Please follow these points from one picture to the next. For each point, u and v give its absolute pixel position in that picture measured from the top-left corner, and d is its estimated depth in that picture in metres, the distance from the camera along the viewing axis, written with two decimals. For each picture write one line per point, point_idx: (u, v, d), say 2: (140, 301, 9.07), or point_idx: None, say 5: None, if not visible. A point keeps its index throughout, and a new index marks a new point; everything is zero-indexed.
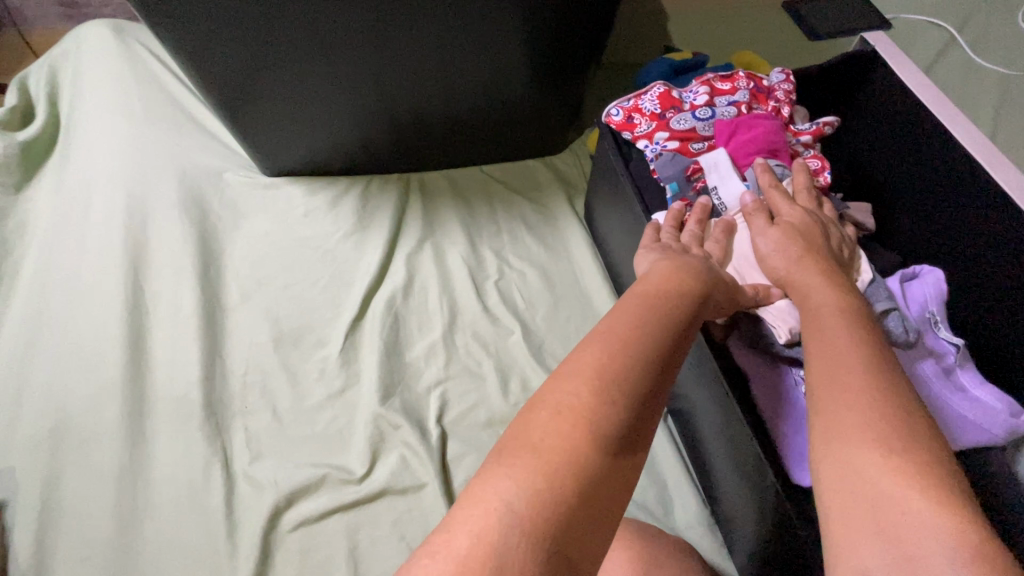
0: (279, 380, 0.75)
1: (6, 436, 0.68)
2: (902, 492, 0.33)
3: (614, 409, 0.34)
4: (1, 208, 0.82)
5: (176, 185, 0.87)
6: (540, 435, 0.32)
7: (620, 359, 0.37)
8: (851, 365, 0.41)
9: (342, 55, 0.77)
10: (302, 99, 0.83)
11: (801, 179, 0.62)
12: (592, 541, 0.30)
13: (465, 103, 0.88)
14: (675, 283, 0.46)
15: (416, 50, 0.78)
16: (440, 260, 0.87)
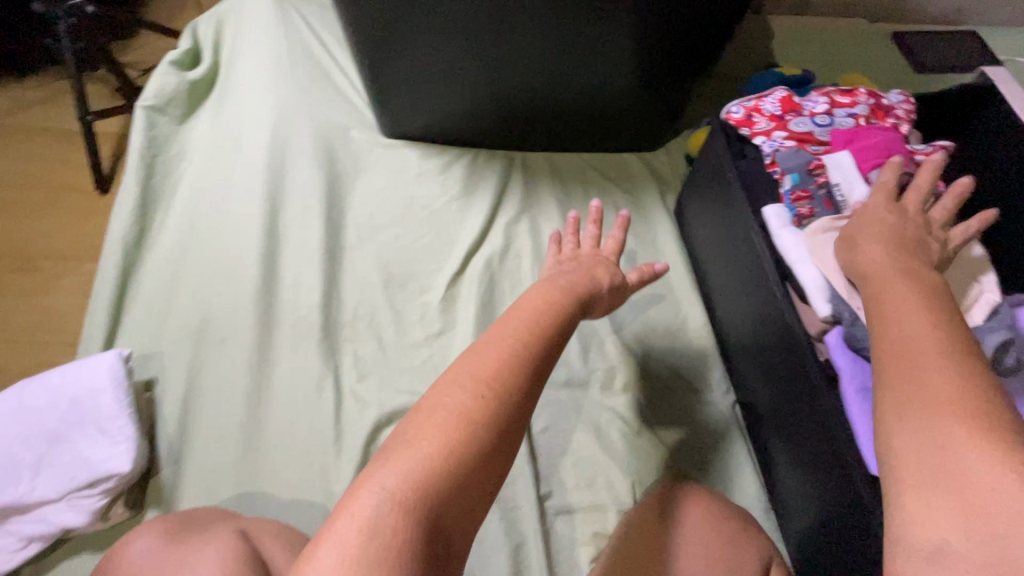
0: (384, 317, 0.83)
1: (160, 326, 0.79)
2: (981, 466, 0.35)
3: (488, 408, 0.41)
4: (167, 134, 0.94)
5: (312, 135, 0.97)
6: (431, 436, 0.39)
7: (511, 364, 0.44)
8: (924, 348, 0.42)
9: (471, 36, 0.85)
10: (429, 69, 0.91)
11: (887, 184, 0.61)
12: (459, 516, 0.38)
13: (570, 94, 0.95)
14: (562, 294, 0.53)
15: (536, 38, 0.85)
16: (535, 232, 0.94)
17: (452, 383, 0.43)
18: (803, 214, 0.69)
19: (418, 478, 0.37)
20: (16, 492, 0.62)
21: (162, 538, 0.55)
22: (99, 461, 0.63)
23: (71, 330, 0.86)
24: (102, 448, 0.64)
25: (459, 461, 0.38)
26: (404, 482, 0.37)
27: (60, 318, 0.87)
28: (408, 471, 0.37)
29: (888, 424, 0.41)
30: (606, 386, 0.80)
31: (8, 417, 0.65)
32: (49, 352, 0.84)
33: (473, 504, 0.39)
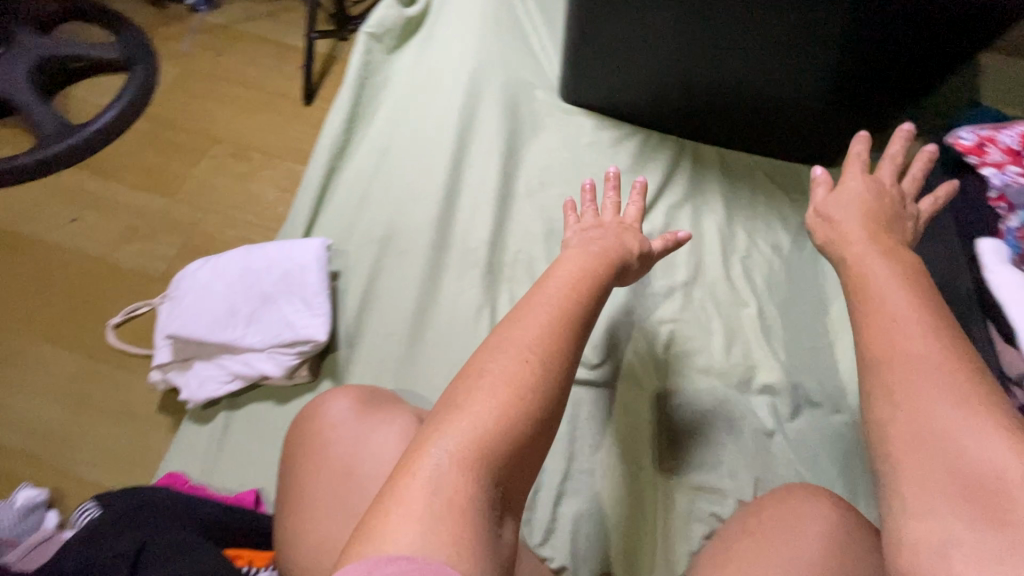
0: (542, 267, 0.88)
1: (349, 227, 0.88)
2: (976, 443, 0.37)
3: (535, 375, 0.43)
4: (378, 62, 1.03)
5: (502, 86, 1.02)
6: (490, 405, 0.41)
7: (549, 334, 0.46)
8: (909, 327, 0.44)
9: (676, 26, 0.85)
10: (632, 44, 0.90)
11: (858, 162, 0.65)
12: (514, 471, 0.40)
13: (757, 95, 0.93)
14: (590, 271, 0.55)
15: (742, 37, 0.84)
16: (696, 221, 0.95)
17: (500, 355, 0.44)
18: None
19: (482, 443, 0.39)
20: (234, 336, 0.73)
21: (357, 406, 0.61)
22: (299, 327, 0.73)
23: (271, 216, 0.98)
24: (303, 316, 0.74)
25: (515, 426, 0.40)
26: (470, 445, 0.39)
27: (265, 204, 1.00)
28: (471, 437, 0.39)
29: (881, 414, 0.42)
30: (743, 382, 0.81)
31: (235, 274, 0.77)
32: (254, 230, 0.97)
33: (525, 468, 0.41)
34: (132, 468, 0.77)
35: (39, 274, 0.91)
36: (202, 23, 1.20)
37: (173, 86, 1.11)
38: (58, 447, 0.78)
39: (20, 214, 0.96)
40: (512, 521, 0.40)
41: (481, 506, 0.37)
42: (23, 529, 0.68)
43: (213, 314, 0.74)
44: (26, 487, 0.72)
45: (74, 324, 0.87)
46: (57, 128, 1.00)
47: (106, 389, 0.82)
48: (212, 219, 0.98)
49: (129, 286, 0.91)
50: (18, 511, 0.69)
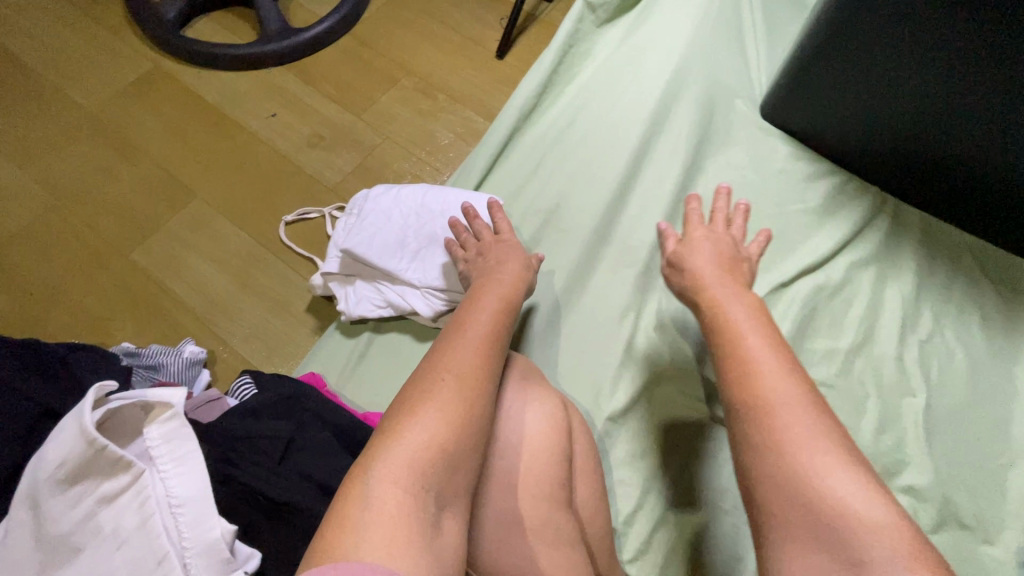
0: None
1: (517, 194, 0.89)
2: (829, 491, 0.46)
3: (457, 406, 0.50)
4: (585, 35, 1.01)
5: (706, 86, 0.95)
6: (420, 431, 0.47)
7: (472, 370, 0.53)
8: (773, 402, 0.50)
9: (929, 73, 0.77)
10: (861, 72, 0.83)
11: (699, 219, 0.75)
12: (445, 485, 0.47)
13: (996, 171, 0.81)
14: (502, 307, 0.62)
15: (1004, 100, 0.74)
16: (878, 286, 0.85)
17: (431, 387, 0.51)
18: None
19: (415, 463, 0.46)
20: (398, 266, 0.76)
21: (508, 375, 0.61)
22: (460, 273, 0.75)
23: (441, 158, 1.01)
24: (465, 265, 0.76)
25: (441, 445, 0.47)
26: (406, 466, 0.45)
27: (438, 145, 1.02)
28: (403, 459, 0.45)
29: (751, 461, 0.50)
30: (884, 475, 0.74)
31: (412, 209, 0.80)
32: (424, 167, 1.00)
33: (454, 476, 0.48)
34: (276, 354, 0.83)
35: (234, 155, 0.99)
36: None
37: (381, 10, 1.15)
38: (219, 312, 0.86)
39: (230, 96, 1.04)
40: (450, 521, 0.47)
41: (415, 514, 0.44)
42: (184, 378, 0.76)
43: (385, 240, 0.77)
44: (190, 342, 0.80)
45: (254, 209, 0.94)
46: (279, 25, 1.07)
47: (269, 275, 0.89)
48: (387, 146, 1.01)
49: (305, 188, 0.96)
50: (184, 361, 0.76)
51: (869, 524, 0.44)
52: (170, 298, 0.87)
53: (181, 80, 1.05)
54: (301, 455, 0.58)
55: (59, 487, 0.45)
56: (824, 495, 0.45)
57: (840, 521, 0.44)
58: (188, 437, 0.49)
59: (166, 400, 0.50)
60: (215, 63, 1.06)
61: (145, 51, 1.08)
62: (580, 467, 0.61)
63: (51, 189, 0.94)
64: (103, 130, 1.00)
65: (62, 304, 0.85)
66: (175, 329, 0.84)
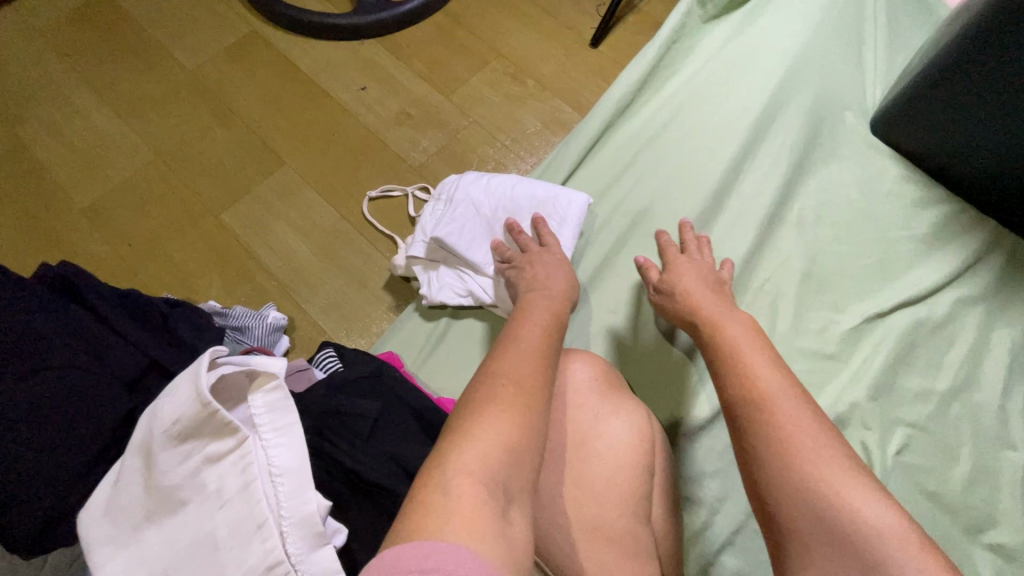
0: (787, 308, 0.81)
1: (605, 192, 0.88)
2: (833, 491, 0.46)
3: (521, 399, 0.47)
4: (689, 31, 0.97)
5: (815, 95, 0.90)
6: (492, 427, 0.44)
7: (531, 369, 0.50)
8: (772, 409, 0.51)
9: None
10: (1002, 92, 0.75)
11: (673, 247, 0.77)
12: (515, 478, 0.42)
13: None
14: (554, 316, 0.60)
15: None
16: (986, 328, 0.79)
17: (494, 385, 0.48)
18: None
19: (483, 454, 0.42)
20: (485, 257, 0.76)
21: (598, 379, 0.60)
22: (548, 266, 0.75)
23: (526, 147, 0.99)
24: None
25: (513, 440, 0.43)
26: (482, 459, 0.41)
27: (525, 133, 1.00)
28: (471, 451, 0.42)
29: (754, 471, 0.50)
30: (971, 529, 0.70)
31: (501, 199, 0.79)
32: (508, 154, 0.98)
33: (524, 470, 0.43)
34: (352, 328, 0.85)
35: (322, 126, 1.00)
36: None
37: None
38: (300, 281, 0.88)
39: (322, 65, 1.05)
40: (522, 518, 0.41)
41: (487, 503, 0.39)
42: (266, 343, 0.78)
43: (473, 231, 0.78)
44: (273, 307, 0.83)
45: (340, 181, 0.95)
46: None
47: (350, 249, 0.90)
48: (473, 129, 1.00)
49: (389, 165, 0.97)
50: (268, 326, 0.79)
51: (875, 523, 0.43)
52: (254, 261, 0.89)
53: (277, 45, 1.07)
54: (387, 436, 0.58)
55: (171, 442, 0.47)
56: (835, 498, 0.45)
57: (847, 523, 0.44)
58: (290, 409, 0.51)
59: (271, 370, 0.52)
60: (310, 31, 1.06)
61: (245, 14, 1.10)
62: (658, 483, 0.59)
63: (152, 143, 0.98)
64: (202, 89, 1.02)
65: (157, 257, 0.89)
66: (258, 293, 0.87)
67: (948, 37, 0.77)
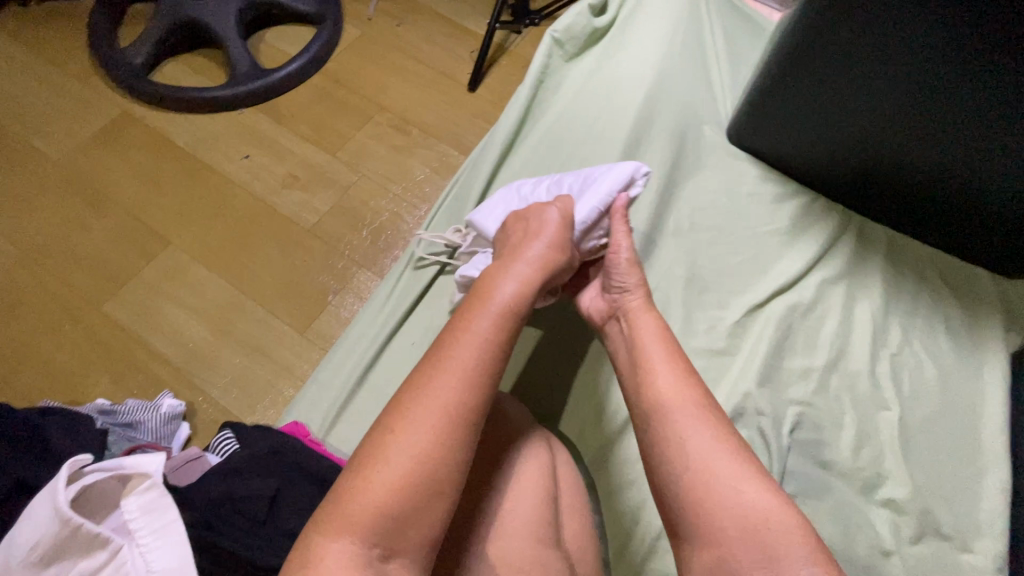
0: (676, 313, 0.86)
1: None
2: (751, 505, 0.49)
3: (410, 451, 0.47)
4: (555, 69, 1.04)
5: (674, 115, 0.98)
6: (376, 487, 0.46)
7: (435, 409, 0.49)
8: (694, 427, 0.54)
9: (877, 105, 0.83)
10: (823, 89, 0.85)
11: (619, 257, 0.70)
12: (398, 536, 0.46)
13: (947, 190, 0.87)
14: (495, 329, 0.56)
15: (946, 131, 0.80)
16: (849, 302, 0.88)
17: (395, 439, 0.48)
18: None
19: (361, 519, 0.45)
20: None
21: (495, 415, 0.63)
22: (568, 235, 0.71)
23: (417, 194, 1.01)
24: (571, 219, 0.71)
25: (396, 501, 0.46)
26: (357, 523, 0.45)
27: (414, 180, 1.02)
28: (352, 514, 0.45)
29: (679, 485, 0.53)
30: (864, 490, 0.76)
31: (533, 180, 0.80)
32: (401, 203, 1.00)
33: (406, 532, 0.46)
34: (257, 404, 0.82)
35: (208, 200, 0.98)
36: None
37: (352, 47, 1.17)
38: (197, 363, 0.85)
39: (202, 140, 1.04)
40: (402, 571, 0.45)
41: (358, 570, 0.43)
42: (162, 434, 0.75)
43: (496, 207, 0.77)
44: (169, 395, 0.79)
45: (232, 253, 0.94)
46: (250, 67, 1.07)
47: (248, 322, 0.88)
48: (362, 184, 1.02)
49: (282, 230, 0.96)
50: (163, 415, 0.75)
51: (781, 532, 0.48)
52: (146, 350, 0.85)
53: (152, 124, 1.05)
54: (288, 512, 0.58)
55: (31, 569, 0.43)
56: (748, 508, 0.49)
57: (762, 534, 0.48)
58: (167, 507, 0.48)
59: (143, 470, 0.49)
60: (184, 106, 1.05)
61: (113, 96, 1.07)
62: (565, 501, 0.61)
63: (20, 243, 0.92)
64: (73, 179, 0.98)
65: (34, 362, 0.83)
66: (152, 383, 0.83)
67: (770, 54, 0.87)
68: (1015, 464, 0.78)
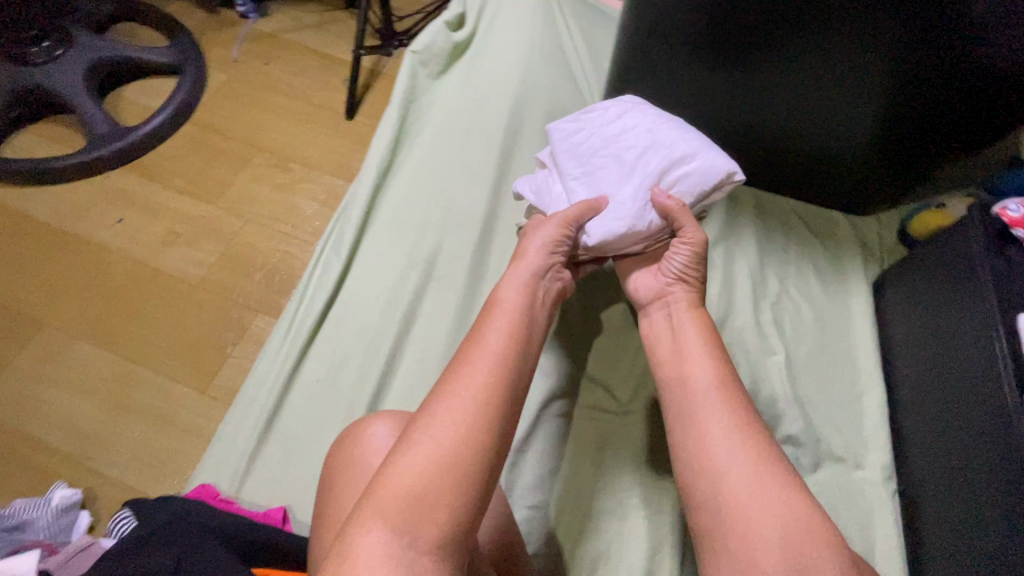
0: (574, 301, 0.88)
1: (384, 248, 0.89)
2: (795, 503, 0.51)
3: (441, 441, 0.49)
4: (424, 87, 1.06)
5: (545, 113, 1.02)
6: (407, 473, 0.47)
7: (468, 401, 0.51)
8: (742, 430, 0.56)
9: (720, 80, 0.89)
10: (669, 72, 0.90)
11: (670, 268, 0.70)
12: (426, 521, 0.46)
13: (796, 145, 0.95)
14: (513, 329, 0.58)
15: (783, 94, 0.89)
16: (728, 262, 0.94)
17: (420, 428, 0.50)
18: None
19: (393, 507, 0.45)
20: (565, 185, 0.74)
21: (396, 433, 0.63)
22: (596, 232, 0.68)
23: (308, 229, 1.00)
24: (624, 212, 0.68)
25: (424, 485, 0.46)
26: (390, 510, 0.45)
27: (303, 216, 1.01)
28: (386, 502, 0.46)
29: (723, 481, 0.53)
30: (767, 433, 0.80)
31: (637, 128, 0.73)
32: (292, 242, 0.99)
33: (433, 518, 0.46)
34: (164, 473, 0.78)
35: (82, 272, 0.93)
36: (252, 32, 1.24)
37: (219, 91, 1.15)
38: (92, 444, 0.80)
39: (67, 210, 0.98)
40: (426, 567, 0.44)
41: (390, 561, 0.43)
42: (57, 529, 0.69)
43: (584, 142, 0.74)
44: (62, 485, 0.74)
45: (117, 323, 0.89)
46: (107, 127, 1.02)
47: (142, 391, 0.84)
48: (250, 228, 0.99)
49: (168, 290, 0.92)
50: (55, 509, 0.70)
51: (818, 528, 0.49)
52: (31, 443, 0.79)
53: (8, 203, 0.98)
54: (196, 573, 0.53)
55: None
56: (791, 504, 0.50)
57: (803, 529, 0.49)
58: None
59: None
60: (40, 178, 0.99)
61: None
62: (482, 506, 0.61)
63: None
64: None
65: None
66: (44, 475, 0.78)
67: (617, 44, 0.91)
68: (886, 382, 0.86)
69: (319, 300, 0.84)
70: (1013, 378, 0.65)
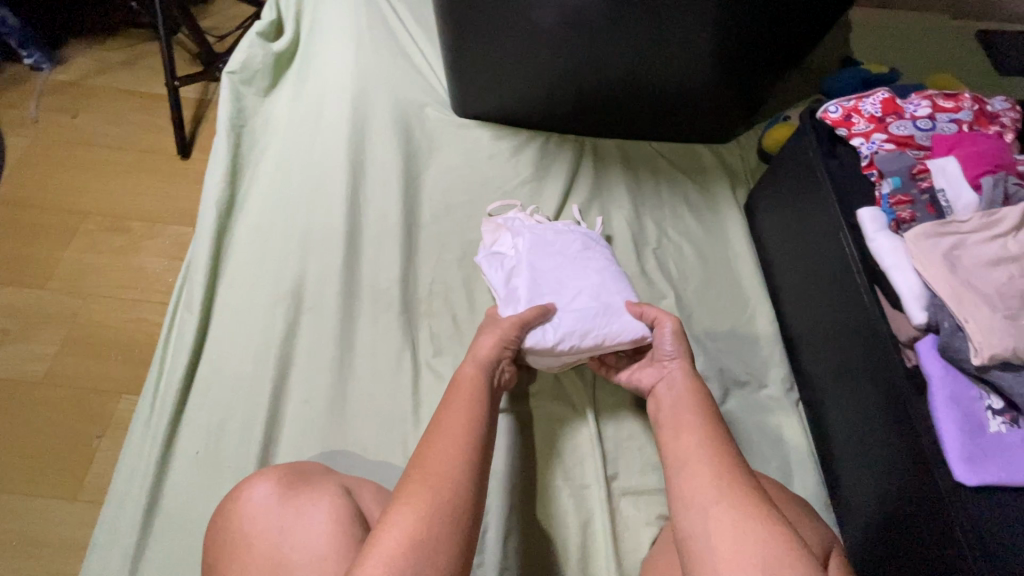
0: (460, 295, 0.83)
1: (244, 291, 0.81)
2: None
3: (435, 489, 0.46)
4: (253, 107, 0.99)
5: (390, 107, 0.96)
6: (403, 525, 0.44)
7: (459, 450, 0.50)
8: None
9: (550, 45, 0.87)
10: (500, 42, 0.87)
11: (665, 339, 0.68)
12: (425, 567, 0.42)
13: (646, 93, 0.95)
14: (482, 392, 0.58)
15: (617, 48, 0.87)
16: (605, 218, 0.94)
17: (414, 479, 0.47)
18: (904, 217, 0.67)
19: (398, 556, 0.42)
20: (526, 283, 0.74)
21: (277, 490, 0.57)
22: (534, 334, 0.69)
23: (162, 289, 0.90)
24: (561, 323, 0.70)
25: (424, 533, 0.43)
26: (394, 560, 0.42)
27: (153, 276, 0.91)
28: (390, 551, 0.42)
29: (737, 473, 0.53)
30: None
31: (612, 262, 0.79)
32: (146, 307, 0.89)
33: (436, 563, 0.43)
34: None
35: None
36: (48, 84, 1.09)
37: (24, 158, 1.01)
38: None
39: None
40: None
41: None
42: None
43: (569, 244, 0.79)
44: None
45: None
46: None
47: None
48: (93, 304, 0.88)
49: (7, 397, 0.81)
50: None
51: None
52: None
53: None
54: None
55: None
56: None
57: None
58: None
59: None
60: None
61: None
62: None
63: None
64: None
65: None
66: None
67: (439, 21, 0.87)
68: (772, 296, 0.89)
69: (180, 365, 0.76)
70: (860, 261, 0.68)
